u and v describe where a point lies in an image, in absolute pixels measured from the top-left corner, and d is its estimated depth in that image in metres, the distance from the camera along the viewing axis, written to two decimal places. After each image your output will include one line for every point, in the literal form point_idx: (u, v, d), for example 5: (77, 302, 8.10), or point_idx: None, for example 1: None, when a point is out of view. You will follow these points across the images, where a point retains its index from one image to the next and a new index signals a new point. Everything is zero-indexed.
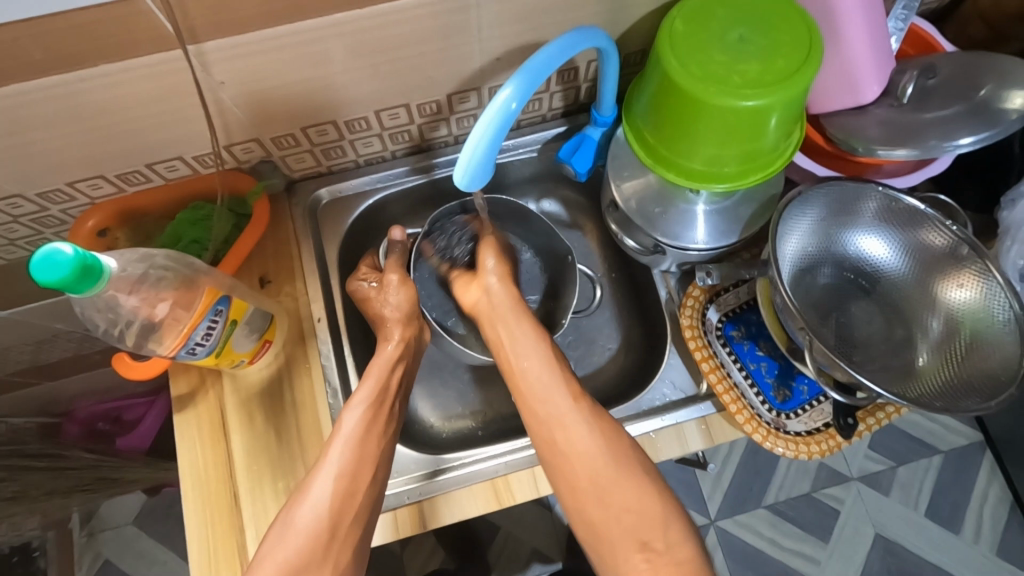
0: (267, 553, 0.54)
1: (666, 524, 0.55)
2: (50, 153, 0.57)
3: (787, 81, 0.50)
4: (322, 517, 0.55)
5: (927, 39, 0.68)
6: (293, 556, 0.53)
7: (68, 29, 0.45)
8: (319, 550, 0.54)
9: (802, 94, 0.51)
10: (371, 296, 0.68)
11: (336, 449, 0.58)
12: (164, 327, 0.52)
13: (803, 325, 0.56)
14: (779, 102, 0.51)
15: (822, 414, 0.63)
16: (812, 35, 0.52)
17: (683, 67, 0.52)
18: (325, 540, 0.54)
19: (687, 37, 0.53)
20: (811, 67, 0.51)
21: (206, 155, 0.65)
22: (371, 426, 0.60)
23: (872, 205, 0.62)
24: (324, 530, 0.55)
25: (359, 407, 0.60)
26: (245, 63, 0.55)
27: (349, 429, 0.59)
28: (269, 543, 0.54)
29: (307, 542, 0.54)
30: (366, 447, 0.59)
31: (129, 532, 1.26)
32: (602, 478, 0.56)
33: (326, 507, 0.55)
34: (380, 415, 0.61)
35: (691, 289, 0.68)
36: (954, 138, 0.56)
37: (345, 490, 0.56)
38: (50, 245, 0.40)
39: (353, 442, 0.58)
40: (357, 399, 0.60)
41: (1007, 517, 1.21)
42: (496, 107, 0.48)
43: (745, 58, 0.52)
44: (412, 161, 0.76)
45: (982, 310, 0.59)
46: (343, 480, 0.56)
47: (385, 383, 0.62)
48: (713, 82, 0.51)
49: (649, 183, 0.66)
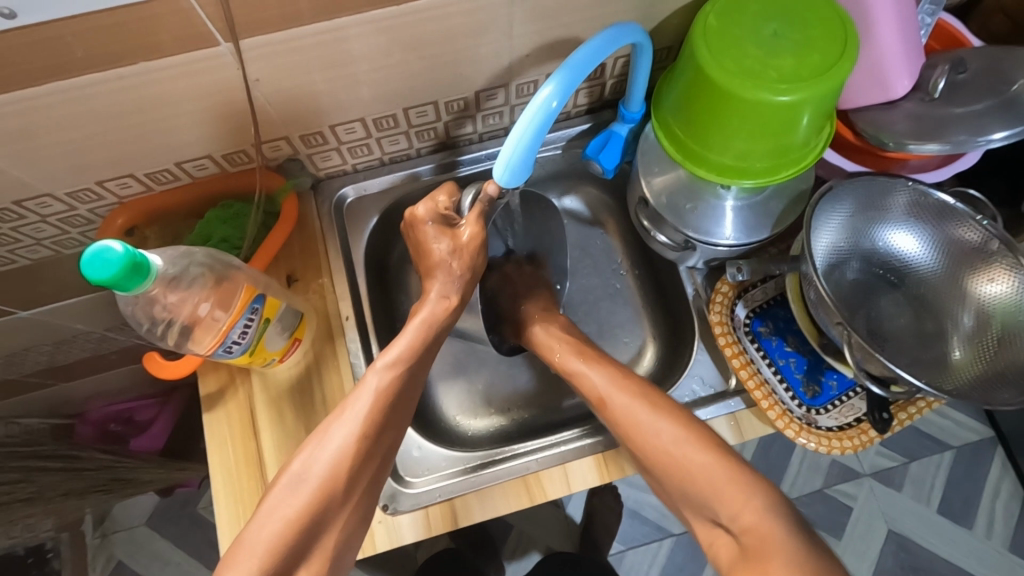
0: (271, 506, 0.52)
1: (738, 493, 0.53)
2: (82, 152, 0.57)
3: (821, 77, 0.50)
4: (335, 475, 0.53)
5: (954, 34, 0.68)
6: (300, 513, 0.52)
7: (108, 27, 0.45)
8: (329, 506, 0.53)
9: (838, 89, 0.51)
10: (434, 245, 0.63)
11: (358, 406, 0.56)
12: (202, 326, 0.52)
13: (840, 320, 0.56)
14: (815, 97, 0.51)
15: (853, 409, 0.63)
16: (848, 30, 0.52)
17: (719, 62, 0.52)
18: (336, 501, 0.53)
19: (723, 32, 0.53)
20: (846, 63, 0.51)
21: (235, 153, 0.65)
22: (396, 391, 0.58)
23: (902, 200, 0.62)
24: (331, 487, 0.53)
25: (386, 365, 0.59)
26: (278, 60, 0.55)
27: (372, 390, 0.57)
28: (273, 495, 0.53)
29: (316, 500, 0.52)
30: (386, 409, 0.57)
31: (142, 533, 1.25)
32: (661, 449, 0.57)
33: (338, 462, 0.54)
34: (407, 376, 0.59)
35: (719, 285, 0.69)
36: (987, 133, 0.56)
37: (363, 451, 0.55)
38: (100, 242, 0.41)
39: (377, 401, 0.56)
40: (387, 356, 0.59)
41: (1019, 513, 1.21)
42: (536, 106, 0.48)
43: (781, 53, 0.52)
44: (436, 159, 0.76)
45: (1015, 304, 0.59)
46: (365, 439, 0.55)
47: (425, 341, 0.62)
48: (749, 76, 0.51)
49: (679, 178, 0.66)
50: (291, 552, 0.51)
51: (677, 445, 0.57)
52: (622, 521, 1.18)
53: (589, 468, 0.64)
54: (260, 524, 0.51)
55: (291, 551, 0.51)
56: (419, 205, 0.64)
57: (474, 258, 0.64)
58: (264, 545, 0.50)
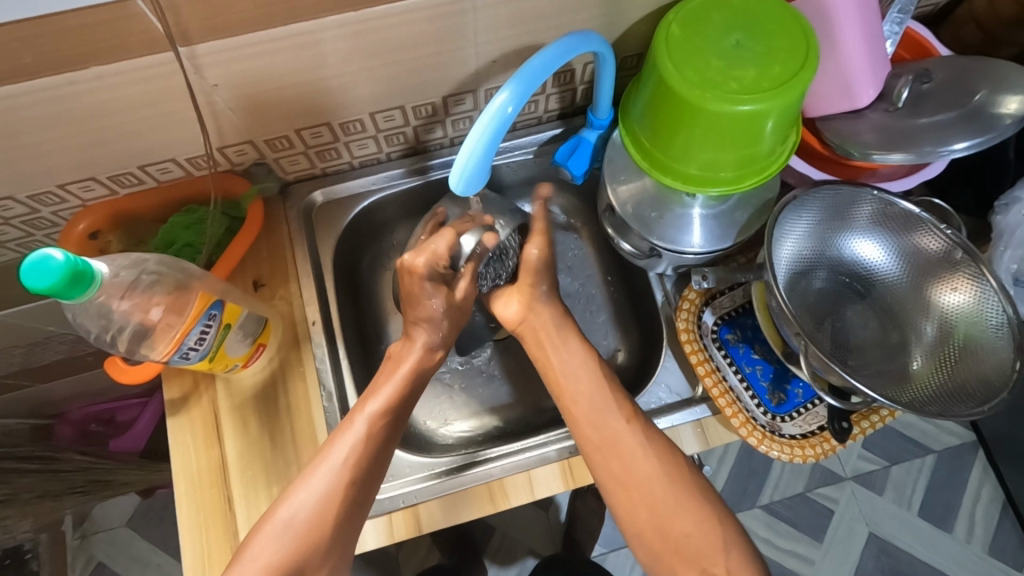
0: (256, 547, 0.54)
1: (716, 542, 0.56)
2: (39, 156, 0.56)
3: (782, 86, 0.50)
4: (318, 521, 0.54)
5: (922, 43, 0.68)
6: (283, 559, 0.53)
7: (58, 31, 0.45)
8: (314, 554, 0.54)
9: (799, 98, 0.51)
10: (428, 299, 0.62)
11: (343, 450, 0.56)
12: (156, 332, 0.52)
13: (799, 330, 0.56)
14: (774, 106, 0.50)
15: (817, 417, 0.63)
16: (809, 41, 0.52)
17: (679, 71, 0.52)
18: (319, 546, 0.54)
19: (684, 40, 0.53)
20: (808, 71, 0.51)
21: (199, 157, 0.64)
22: (385, 435, 0.58)
23: (867, 210, 0.62)
24: (314, 533, 0.54)
25: (376, 413, 0.59)
26: (238, 65, 0.54)
27: (358, 435, 0.57)
28: (260, 539, 0.54)
29: (299, 544, 0.53)
30: (375, 453, 0.57)
31: (123, 534, 1.25)
32: (659, 507, 0.57)
33: (321, 505, 0.54)
34: (394, 423, 0.59)
35: (686, 293, 0.69)
36: (949, 143, 0.56)
37: (347, 499, 0.55)
38: (41, 251, 0.41)
39: (363, 448, 0.57)
40: (375, 403, 0.59)
41: (999, 516, 1.22)
42: (492, 112, 0.47)
43: (741, 63, 0.52)
44: (407, 164, 0.76)
45: (975, 314, 0.59)
46: (349, 487, 0.55)
47: (407, 390, 0.61)
48: (708, 86, 0.51)
49: (645, 186, 0.66)
50: None
51: (683, 501, 0.57)
52: (605, 524, 1.18)
53: (554, 475, 0.64)
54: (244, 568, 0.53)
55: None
56: (418, 258, 0.61)
57: (460, 315, 0.65)
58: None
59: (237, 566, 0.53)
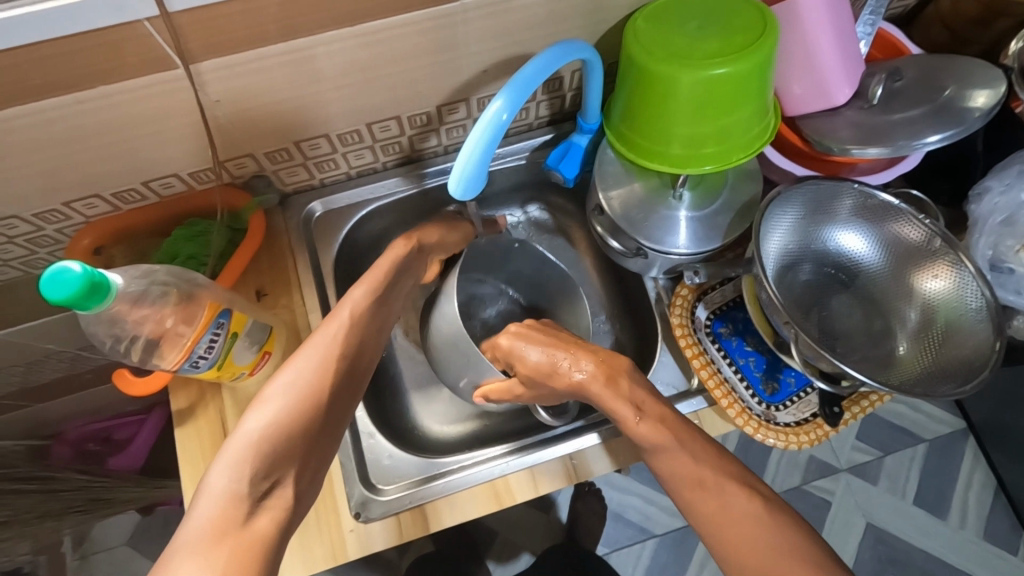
0: (261, 406, 0.52)
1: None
2: (45, 174, 0.57)
3: (749, 50, 0.52)
4: (319, 387, 0.54)
5: (894, 44, 0.71)
6: (285, 418, 0.52)
7: (65, 52, 0.46)
8: (311, 423, 0.53)
9: (766, 61, 0.53)
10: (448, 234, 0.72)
11: (337, 325, 0.58)
12: (166, 342, 0.53)
13: (788, 320, 0.58)
14: (744, 69, 0.52)
15: (809, 405, 0.66)
16: (764, 10, 0.55)
17: (649, 52, 0.54)
18: (316, 415, 0.53)
19: (649, 28, 0.56)
20: (770, 33, 0.53)
21: (201, 171, 0.66)
22: (370, 312, 0.61)
23: (848, 203, 0.65)
24: (316, 394, 0.54)
25: (361, 295, 0.61)
26: (240, 81, 0.56)
27: (349, 314, 0.60)
28: (265, 400, 0.52)
29: (301, 408, 0.53)
30: (364, 330, 0.60)
31: (123, 553, 1.24)
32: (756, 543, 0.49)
33: (322, 375, 0.55)
34: (377, 308, 0.62)
35: (679, 288, 0.71)
36: (922, 137, 0.59)
37: (341, 370, 0.57)
38: (59, 263, 0.42)
39: (352, 324, 0.59)
40: (361, 285, 0.62)
41: (991, 502, 1.24)
42: (487, 120, 0.49)
43: (706, 39, 0.54)
44: (402, 172, 0.78)
45: (955, 299, 0.62)
46: (342, 358, 0.57)
47: (388, 279, 0.64)
48: (678, 62, 0.53)
49: (634, 191, 0.68)
50: (271, 453, 0.50)
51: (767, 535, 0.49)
52: (605, 524, 1.19)
53: (558, 471, 0.66)
54: (246, 426, 0.51)
55: (252, 496, 0.47)
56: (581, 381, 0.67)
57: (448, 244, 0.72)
58: (252, 446, 0.49)
59: (238, 427, 0.51)
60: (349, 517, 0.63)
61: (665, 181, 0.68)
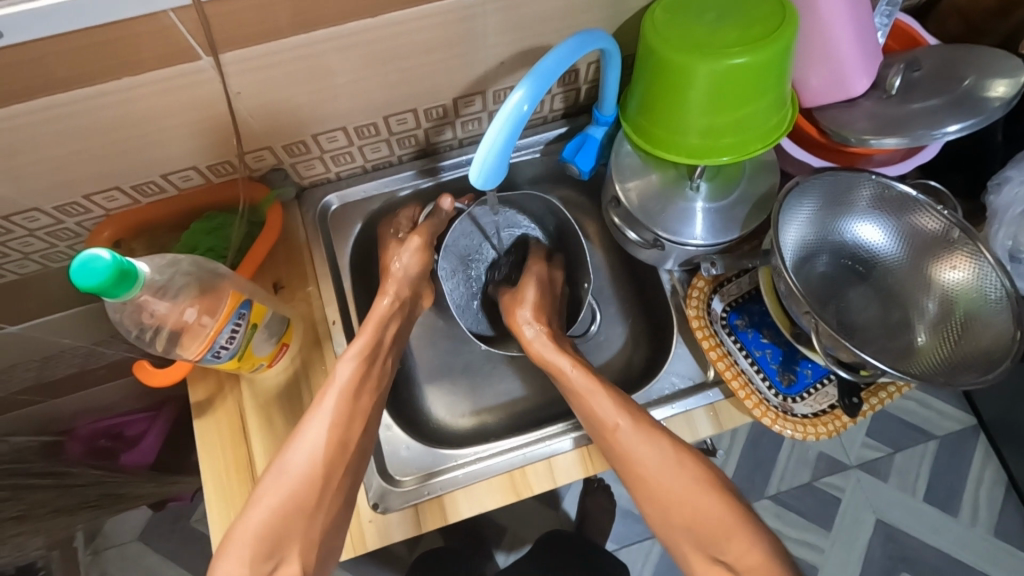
0: (261, 494, 0.58)
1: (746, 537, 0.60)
2: (67, 167, 0.58)
3: (769, 39, 0.52)
4: (316, 467, 0.59)
5: (911, 34, 0.71)
6: (283, 502, 0.57)
7: (92, 45, 0.47)
8: (313, 495, 0.58)
9: (786, 50, 0.53)
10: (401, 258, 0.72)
11: (329, 401, 0.61)
12: (188, 333, 0.54)
13: (808, 309, 0.58)
14: (765, 58, 0.52)
15: (827, 396, 0.66)
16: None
17: (668, 43, 0.54)
18: (317, 491, 0.58)
19: (667, 18, 0.56)
20: (790, 22, 0.53)
21: (220, 164, 0.66)
22: (364, 379, 0.63)
23: (866, 193, 0.65)
24: (315, 475, 0.58)
25: (352, 359, 0.63)
26: (261, 74, 0.56)
27: (337, 387, 0.62)
28: (264, 487, 0.58)
29: (301, 488, 0.58)
30: (358, 399, 0.62)
31: (134, 549, 1.25)
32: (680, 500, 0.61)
33: (318, 454, 0.59)
34: (370, 370, 0.64)
35: (695, 280, 0.71)
36: (943, 126, 0.59)
37: (337, 442, 0.60)
38: (89, 251, 0.43)
39: (343, 394, 0.61)
40: (351, 350, 0.64)
41: (1003, 500, 1.24)
42: (509, 109, 0.49)
43: (725, 29, 0.54)
44: (417, 165, 0.78)
45: (974, 289, 0.62)
46: (337, 429, 0.60)
47: (378, 340, 0.66)
48: (698, 52, 0.53)
49: (650, 183, 0.68)
50: (276, 535, 0.57)
51: (687, 487, 0.61)
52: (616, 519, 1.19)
53: (574, 462, 0.66)
54: (250, 514, 0.57)
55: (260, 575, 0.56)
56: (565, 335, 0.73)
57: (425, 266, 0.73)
58: (257, 536, 0.57)
59: (245, 510, 0.58)
60: (368, 508, 0.63)
61: (682, 173, 0.68)
